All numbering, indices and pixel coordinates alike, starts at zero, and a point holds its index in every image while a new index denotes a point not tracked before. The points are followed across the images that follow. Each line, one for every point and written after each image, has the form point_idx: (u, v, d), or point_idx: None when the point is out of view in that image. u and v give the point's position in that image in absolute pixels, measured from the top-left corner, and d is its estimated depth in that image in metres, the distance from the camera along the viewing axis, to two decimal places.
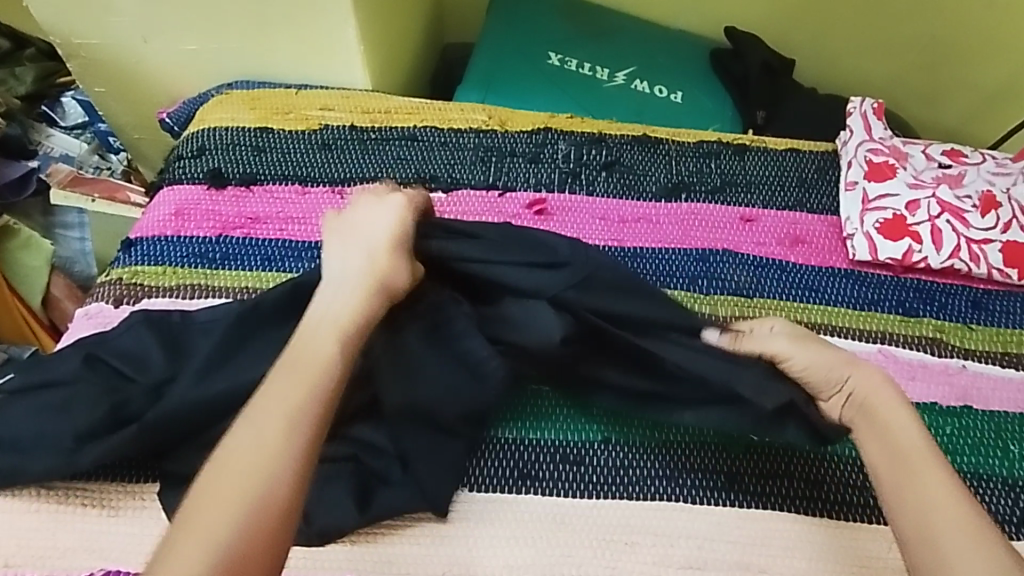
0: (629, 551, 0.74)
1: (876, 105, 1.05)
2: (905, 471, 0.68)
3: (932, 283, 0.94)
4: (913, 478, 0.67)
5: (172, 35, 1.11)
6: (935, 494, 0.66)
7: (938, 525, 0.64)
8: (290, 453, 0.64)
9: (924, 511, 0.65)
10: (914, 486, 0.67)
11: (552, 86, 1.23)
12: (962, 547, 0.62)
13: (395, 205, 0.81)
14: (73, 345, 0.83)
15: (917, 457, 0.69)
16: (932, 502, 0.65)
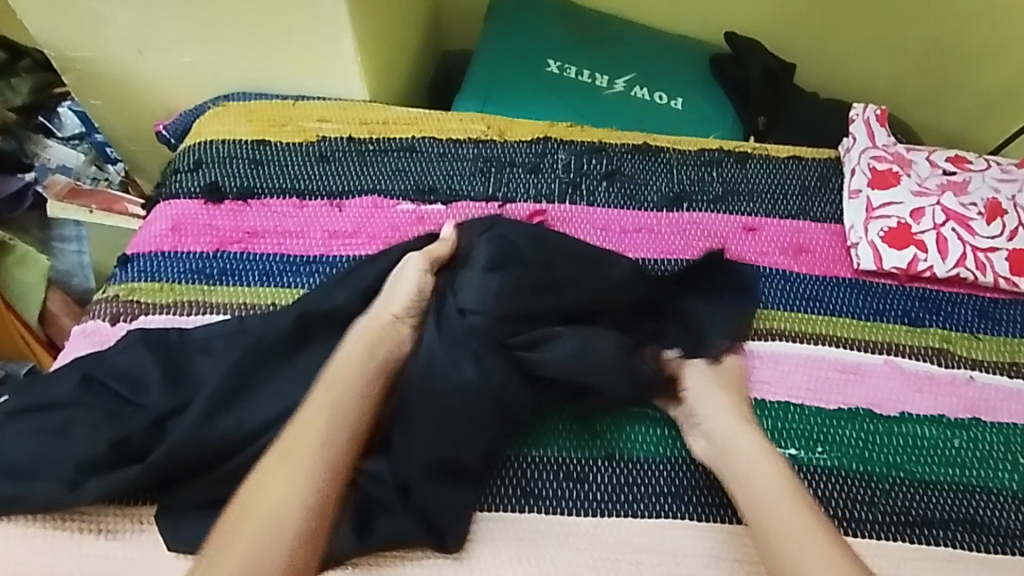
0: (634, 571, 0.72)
1: (879, 111, 1.04)
2: (755, 498, 0.72)
3: (938, 292, 0.93)
4: (779, 511, 0.70)
5: (168, 48, 1.10)
6: (785, 513, 0.70)
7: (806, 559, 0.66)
8: None
9: (777, 533, 0.69)
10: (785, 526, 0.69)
11: (551, 94, 1.22)
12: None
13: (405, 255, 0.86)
14: (69, 365, 0.82)
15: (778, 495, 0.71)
16: (788, 523, 0.69)
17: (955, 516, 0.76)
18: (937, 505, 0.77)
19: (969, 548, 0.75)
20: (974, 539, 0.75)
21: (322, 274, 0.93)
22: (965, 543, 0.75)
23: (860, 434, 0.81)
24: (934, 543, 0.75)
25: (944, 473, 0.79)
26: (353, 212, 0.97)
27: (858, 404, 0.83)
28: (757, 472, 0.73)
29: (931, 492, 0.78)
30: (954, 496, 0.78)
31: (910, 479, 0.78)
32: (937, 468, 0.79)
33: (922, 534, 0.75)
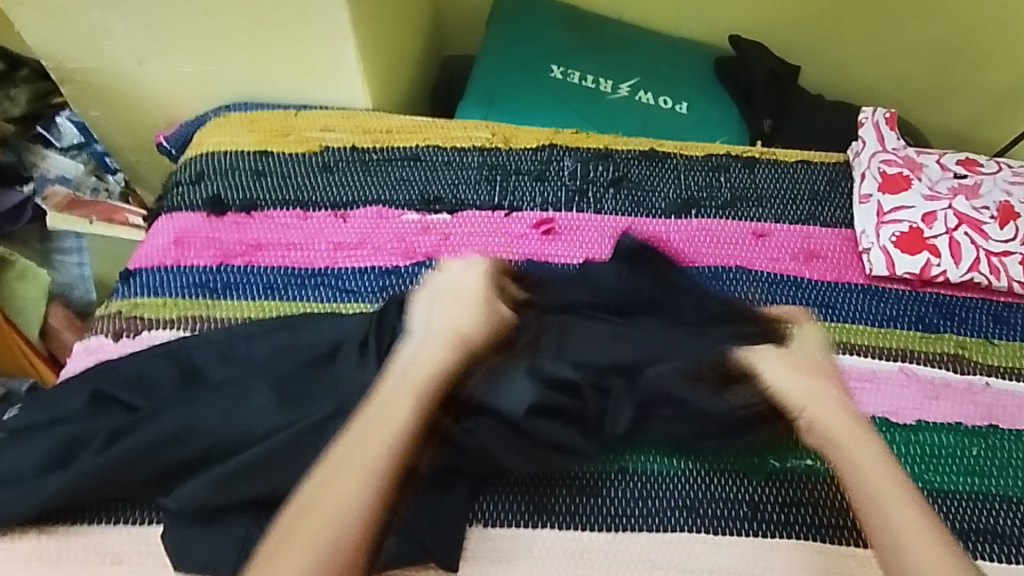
0: None
1: (888, 115, 1.04)
2: (874, 477, 0.70)
3: (951, 297, 0.92)
4: (877, 482, 0.69)
5: (168, 59, 1.09)
6: (902, 507, 0.68)
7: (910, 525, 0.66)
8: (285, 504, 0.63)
9: (895, 525, 0.67)
10: (883, 494, 0.69)
11: (555, 100, 1.20)
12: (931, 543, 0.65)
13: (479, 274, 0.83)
14: (73, 385, 0.81)
15: (880, 466, 0.71)
16: (886, 491, 0.69)
17: (976, 526, 0.75)
18: (958, 515, 0.76)
19: (993, 559, 0.74)
20: (997, 550, 0.74)
21: (327, 286, 0.91)
22: (988, 554, 0.74)
23: None
24: None
25: (963, 483, 0.78)
26: (358, 223, 0.96)
27: (874, 413, 0.82)
28: (879, 458, 0.71)
29: (951, 502, 0.77)
30: (975, 506, 0.76)
31: (929, 489, 0.77)
32: (956, 478, 0.78)
33: None
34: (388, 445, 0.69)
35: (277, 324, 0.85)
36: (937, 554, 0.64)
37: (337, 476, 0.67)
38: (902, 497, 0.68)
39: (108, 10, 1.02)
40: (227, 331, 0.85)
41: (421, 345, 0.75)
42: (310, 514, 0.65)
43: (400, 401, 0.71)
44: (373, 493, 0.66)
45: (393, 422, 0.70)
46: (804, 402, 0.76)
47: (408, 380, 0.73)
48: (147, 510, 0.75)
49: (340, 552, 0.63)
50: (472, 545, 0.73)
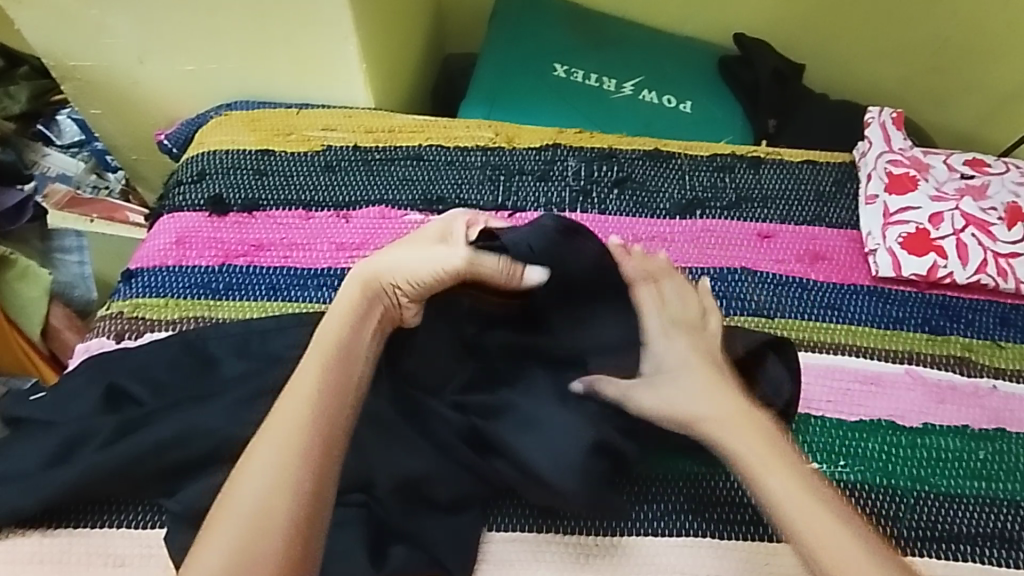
0: None
1: (894, 115, 1.03)
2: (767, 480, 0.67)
3: (957, 299, 0.91)
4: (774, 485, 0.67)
5: (169, 57, 1.08)
6: (804, 505, 0.65)
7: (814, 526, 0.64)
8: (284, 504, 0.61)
9: (800, 529, 0.64)
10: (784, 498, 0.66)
11: (558, 99, 1.20)
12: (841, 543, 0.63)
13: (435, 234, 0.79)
14: (74, 386, 0.81)
15: (771, 465, 0.68)
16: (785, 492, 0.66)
17: (983, 530, 0.75)
18: (964, 520, 0.75)
19: (1000, 564, 0.73)
20: (1003, 554, 0.74)
21: (330, 287, 0.91)
22: (995, 559, 0.73)
23: (883, 446, 0.79)
24: (963, 559, 0.73)
25: (970, 487, 0.77)
26: (361, 223, 0.96)
27: (880, 416, 0.81)
28: (767, 458, 0.68)
29: (958, 506, 0.76)
30: (981, 510, 0.76)
31: (935, 493, 0.77)
32: (962, 481, 0.78)
33: (949, 549, 0.74)
34: (310, 410, 0.66)
35: (281, 326, 0.85)
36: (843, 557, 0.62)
37: (261, 445, 0.64)
38: (800, 496, 0.66)
39: (109, 8, 1.01)
40: (230, 333, 0.84)
41: (337, 301, 0.74)
42: (241, 481, 0.62)
43: (313, 367, 0.68)
44: (302, 459, 0.63)
45: (314, 389, 0.67)
46: (685, 412, 0.72)
47: (322, 346, 0.70)
48: (151, 513, 0.75)
49: (266, 520, 0.61)
50: (479, 549, 0.73)
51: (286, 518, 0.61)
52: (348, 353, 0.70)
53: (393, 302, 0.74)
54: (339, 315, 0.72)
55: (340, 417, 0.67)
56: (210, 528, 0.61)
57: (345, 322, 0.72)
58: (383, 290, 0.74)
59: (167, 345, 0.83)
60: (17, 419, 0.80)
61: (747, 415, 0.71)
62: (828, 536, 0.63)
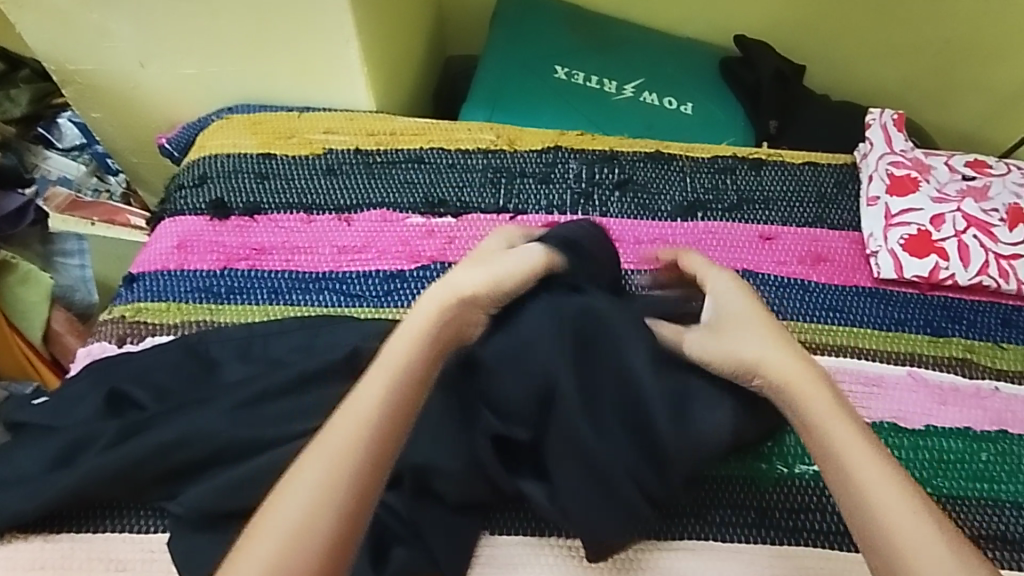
0: None
1: (895, 116, 1.03)
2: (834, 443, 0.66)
3: (959, 301, 0.91)
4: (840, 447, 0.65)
5: (170, 61, 1.08)
6: (877, 477, 0.63)
7: (879, 495, 0.62)
8: (326, 518, 0.59)
9: (872, 500, 0.62)
10: (850, 461, 0.64)
11: (560, 102, 1.20)
12: (906, 519, 0.60)
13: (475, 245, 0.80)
14: (76, 391, 0.81)
15: (840, 428, 0.66)
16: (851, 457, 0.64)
17: (986, 533, 0.75)
18: (967, 521, 0.75)
19: (1003, 566, 0.73)
20: (1007, 556, 0.74)
21: (332, 291, 0.91)
22: (998, 561, 0.73)
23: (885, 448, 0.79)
24: None
25: (974, 488, 0.77)
26: (363, 226, 0.96)
27: (882, 418, 0.81)
28: (837, 421, 0.67)
29: (961, 508, 0.76)
30: (984, 512, 0.76)
31: (938, 495, 0.77)
32: (966, 483, 0.78)
33: None
34: (372, 421, 0.64)
35: (282, 330, 0.85)
36: (907, 530, 0.60)
37: (313, 455, 0.62)
38: (872, 466, 0.64)
39: (111, 12, 1.02)
40: (232, 337, 0.84)
41: (417, 310, 0.72)
42: (283, 495, 0.60)
43: (377, 382, 0.66)
44: (346, 477, 0.61)
45: (375, 405, 0.65)
46: (748, 359, 0.73)
47: (392, 361, 0.68)
48: (153, 518, 0.75)
49: (307, 535, 0.58)
50: (480, 553, 0.73)
51: (325, 534, 0.58)
52: (423, 371, 0.68)
53: (472, 317, 0.74)
54: (416, 326, 0.71)
55: (393, 438, 0.64)
56: (244, 542, 0.58)
57: (422, 335, 0.70)
58: (472, 304, 0.74)
59: (169, 350, 0.83)
60: (19, 423, 0.80)
61: (813, 376, 0.71)
62: (894, 511, 0.61)
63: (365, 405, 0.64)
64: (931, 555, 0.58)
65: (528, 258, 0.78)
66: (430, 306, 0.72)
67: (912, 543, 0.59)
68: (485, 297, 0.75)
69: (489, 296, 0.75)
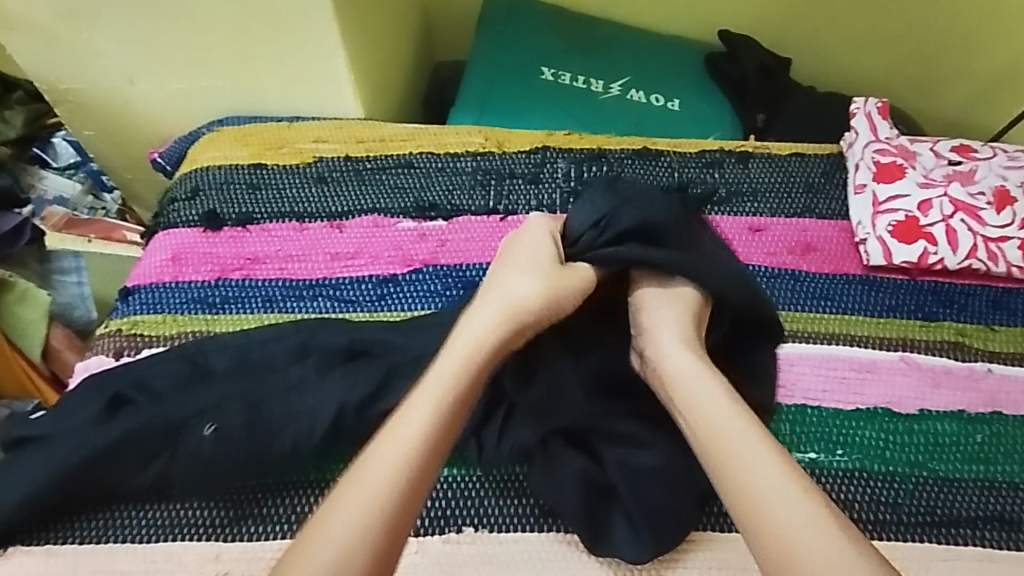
0: None
1: (879, 104, 1.03)
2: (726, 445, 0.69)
3: (949, 284, 0.92)
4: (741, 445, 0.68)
5: (159, 76, 1.09)
6: (764, 468, 0.66)
7: (770, 491, 0.65)
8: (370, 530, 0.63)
9: (760, 499, 0.65)
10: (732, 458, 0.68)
11: (547, 103, 1.21)
12: (797, 512, 0.63)
13: (538, 292, 0.79)
14: (73, 403, 0.81)
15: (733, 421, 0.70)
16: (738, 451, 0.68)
17: (982, 514, 0.75)
18: (964, 504, 0.76)
19: (999, 546, 0.73)
20: (1004, 537, 0.74)
21: (326, 297, 0.92)
22: (994, 541, 0.74)
23: (880, 433, 0.80)
24: (962, 542, 0.73)
25: (970, 470, 0.78)
26: (354, 232, 0.96)
27: (877, 403, 0.82)
28: (730, 420, 0.70)
29: (957, 491, 0.76)
30: (980, 493, 0.76)
31: (934, 478, 0.77)
32: (960, 465, 0.78)
33: (950, 534, 0.74)
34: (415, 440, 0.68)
35: (278, 334, 0.85)
36: (804, 523, 0.62)
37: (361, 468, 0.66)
38: (752, 453, 0.67)
39: (101, 30, 1.03)
40: (227, 346, 0.85)
41: (463, 331, 0.76)
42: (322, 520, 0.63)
43: (421, 412, 0.69)
44: (388, 507, 0.64)
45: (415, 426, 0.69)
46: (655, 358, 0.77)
47: (435, 389, 0.71)
48: (154, 527, 0.75)
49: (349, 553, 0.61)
50: (478, 552, 0.73)
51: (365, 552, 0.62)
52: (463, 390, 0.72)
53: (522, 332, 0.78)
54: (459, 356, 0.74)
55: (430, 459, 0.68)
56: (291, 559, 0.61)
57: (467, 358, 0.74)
58: (522, 317, 0.77)
59: (167, 359, 0.83)
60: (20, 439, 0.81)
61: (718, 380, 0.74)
62: (783, 504, 0.64)
63: (411, 430, 0.68)
64: (824, 549, 0.60)
65: (563, 278, 0.80)
66: (480, 326, 0.76)
67: (794, 536, 0.62)
68: (535, 310, 0.78)
69: (545, 312, 0.79)
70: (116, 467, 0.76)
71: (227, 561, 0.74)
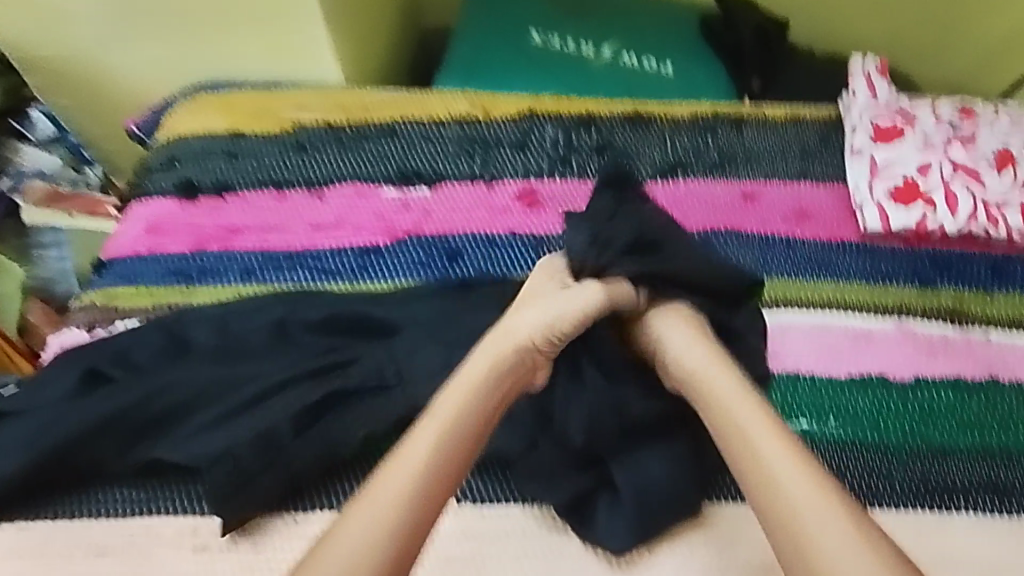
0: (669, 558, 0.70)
1: (879, 65, 1.00)
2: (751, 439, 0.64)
3: (948, 251, 0.89)
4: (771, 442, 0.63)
5: (133, 40, 1.05)
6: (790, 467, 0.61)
7: (793, 488, 0.60)
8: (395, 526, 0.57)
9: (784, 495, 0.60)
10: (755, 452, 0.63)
11: (536, 68, 1.17)
12: (821, 511, 0.58)
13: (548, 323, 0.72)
14: (45, 377, 0.79)
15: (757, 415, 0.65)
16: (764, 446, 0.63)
17: (977, 482, 0.74)
18: (958, 473, 0.74)
19: (994, 515, 0.72)
20: (999, 505, 0.72)
21: (306, 268, 0.89)
22: (989, 511, 0.72)
23: (873, 402, 0.78)
24: (956, 511, 0.72)
25: (965, 440, 0.76)
26: (336, 202, 0.93)
27: (871, 372, 0.80)
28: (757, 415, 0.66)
29: (952, 460, 0.75)
30: (975, 462, 0.75)
31: (928, 447, 0.75)
32: (955, 434, 0.76)
33: (944, 503, 0.72)
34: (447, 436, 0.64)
35: (255, 306, 0.82)
36: (824, 521, 0.57)
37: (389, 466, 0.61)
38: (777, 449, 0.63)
39: None
40: (203, 316, 0.82)
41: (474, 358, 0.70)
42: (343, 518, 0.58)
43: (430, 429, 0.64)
44: (398, 518, 0.58)
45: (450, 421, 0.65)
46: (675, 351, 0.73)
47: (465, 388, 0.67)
48: (131, 502, 0.73)
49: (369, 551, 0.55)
50: (461, 526, 0.72)
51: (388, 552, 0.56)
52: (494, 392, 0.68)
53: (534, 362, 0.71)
54: (475, 378, 0.68)
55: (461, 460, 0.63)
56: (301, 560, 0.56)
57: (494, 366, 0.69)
58: (536, 347, 0.71)
59: (142, 332, 0.81)
60: None
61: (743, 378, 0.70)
62: (808, 501, 0.59)
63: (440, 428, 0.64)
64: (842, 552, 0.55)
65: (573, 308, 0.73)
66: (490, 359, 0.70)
67: (814, 535, 0.57)
68: (545, 342, 0.71)
69: (553, 341, 0.72)
70: (89, 442, 0.73)
71: (205, 534, 0.72)
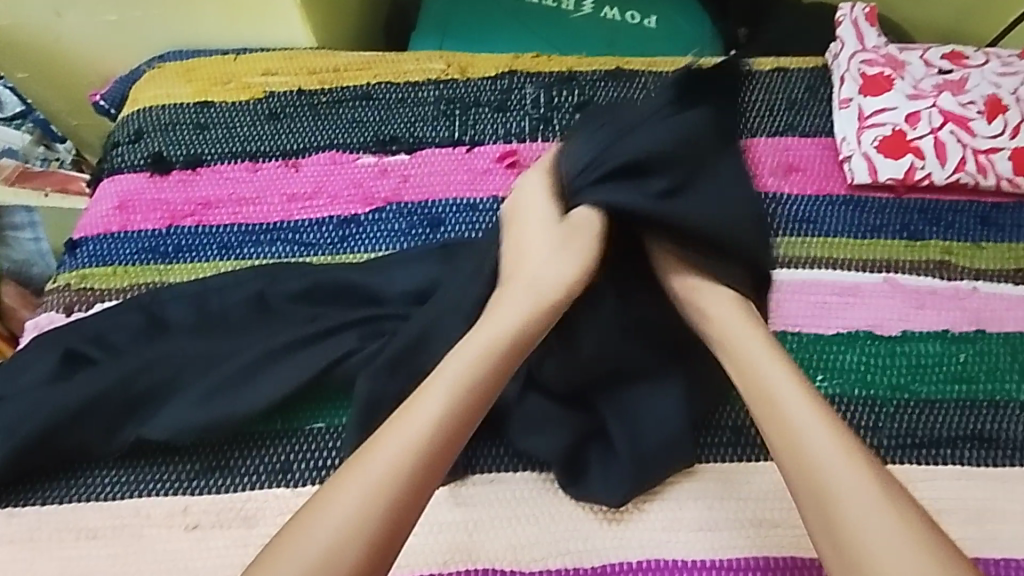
0: (660, 518, 0.71)
1: (867, 10, 0.97)
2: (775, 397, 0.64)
3: (936, 202, 0.88)
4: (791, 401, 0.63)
5: (89, 8, 1.00)
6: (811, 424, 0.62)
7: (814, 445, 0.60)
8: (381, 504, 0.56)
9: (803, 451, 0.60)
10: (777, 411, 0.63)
11: (514, 24, 1.13)
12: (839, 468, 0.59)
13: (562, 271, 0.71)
14: (22, 362, 0.77)
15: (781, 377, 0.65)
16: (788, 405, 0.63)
17: (962, 433, 0.74)
18: (944, 424, 0.75)
19: (979, 464, 0.73)
20: (983, 454, 0.73)
21: (284, 241, 0.87)
22: (974, 460, 0.73)
23: (861, 357, 0.78)
24: (942, 462, 0.73)
25: (951, 391, 0.76)
26: (311, 171, 0.91)
27: (858, 326, 0.80)
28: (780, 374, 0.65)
29: (938, 411, 0.75)
30: (962, 412, 0.75)
31: (915, 400, 0.76)
32: (942, 385, 0.77)
33: (929, 455, 0.73)
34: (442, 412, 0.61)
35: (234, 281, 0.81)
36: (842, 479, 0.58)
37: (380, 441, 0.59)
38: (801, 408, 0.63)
39: None
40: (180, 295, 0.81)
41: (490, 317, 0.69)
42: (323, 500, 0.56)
43: (435, 401, 0.62)
44: (388, 497, 0.56)
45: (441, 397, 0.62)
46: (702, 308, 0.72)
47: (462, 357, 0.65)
48: (119, 485, 0.73)
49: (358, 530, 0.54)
50: (451, 495, 0.72)
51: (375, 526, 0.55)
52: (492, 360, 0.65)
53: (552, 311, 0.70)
54: (472, 349, 0.65)
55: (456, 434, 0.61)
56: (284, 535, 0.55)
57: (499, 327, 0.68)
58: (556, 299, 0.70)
59: (117, 311, 0.79)
60: None
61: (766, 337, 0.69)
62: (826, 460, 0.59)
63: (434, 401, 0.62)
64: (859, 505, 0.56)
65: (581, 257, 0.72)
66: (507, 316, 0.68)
67: (834, 493, 0.57)
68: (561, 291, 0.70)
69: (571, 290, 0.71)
70: (71, 426, 0.73)
71: (195, 514, 0.72)
